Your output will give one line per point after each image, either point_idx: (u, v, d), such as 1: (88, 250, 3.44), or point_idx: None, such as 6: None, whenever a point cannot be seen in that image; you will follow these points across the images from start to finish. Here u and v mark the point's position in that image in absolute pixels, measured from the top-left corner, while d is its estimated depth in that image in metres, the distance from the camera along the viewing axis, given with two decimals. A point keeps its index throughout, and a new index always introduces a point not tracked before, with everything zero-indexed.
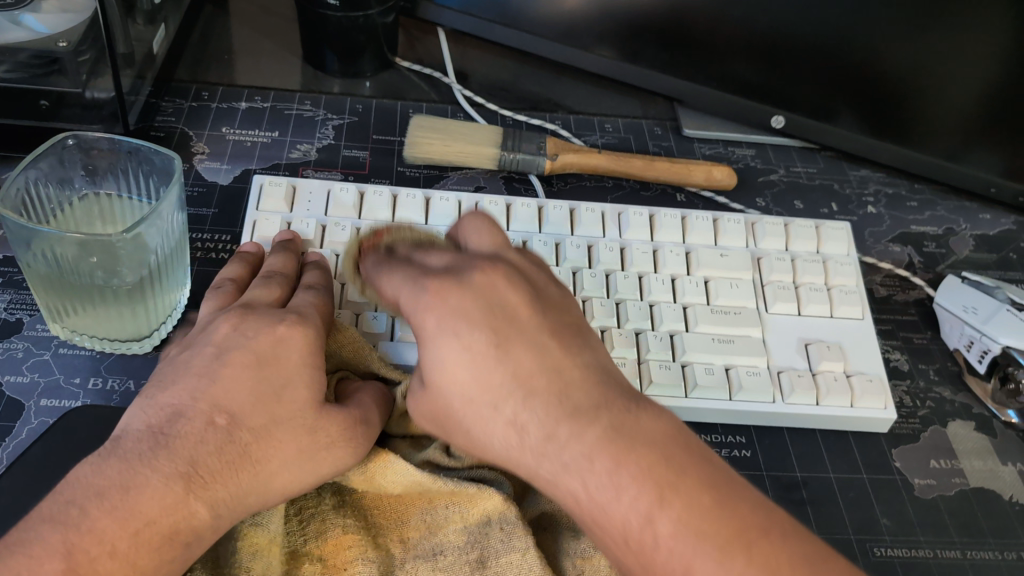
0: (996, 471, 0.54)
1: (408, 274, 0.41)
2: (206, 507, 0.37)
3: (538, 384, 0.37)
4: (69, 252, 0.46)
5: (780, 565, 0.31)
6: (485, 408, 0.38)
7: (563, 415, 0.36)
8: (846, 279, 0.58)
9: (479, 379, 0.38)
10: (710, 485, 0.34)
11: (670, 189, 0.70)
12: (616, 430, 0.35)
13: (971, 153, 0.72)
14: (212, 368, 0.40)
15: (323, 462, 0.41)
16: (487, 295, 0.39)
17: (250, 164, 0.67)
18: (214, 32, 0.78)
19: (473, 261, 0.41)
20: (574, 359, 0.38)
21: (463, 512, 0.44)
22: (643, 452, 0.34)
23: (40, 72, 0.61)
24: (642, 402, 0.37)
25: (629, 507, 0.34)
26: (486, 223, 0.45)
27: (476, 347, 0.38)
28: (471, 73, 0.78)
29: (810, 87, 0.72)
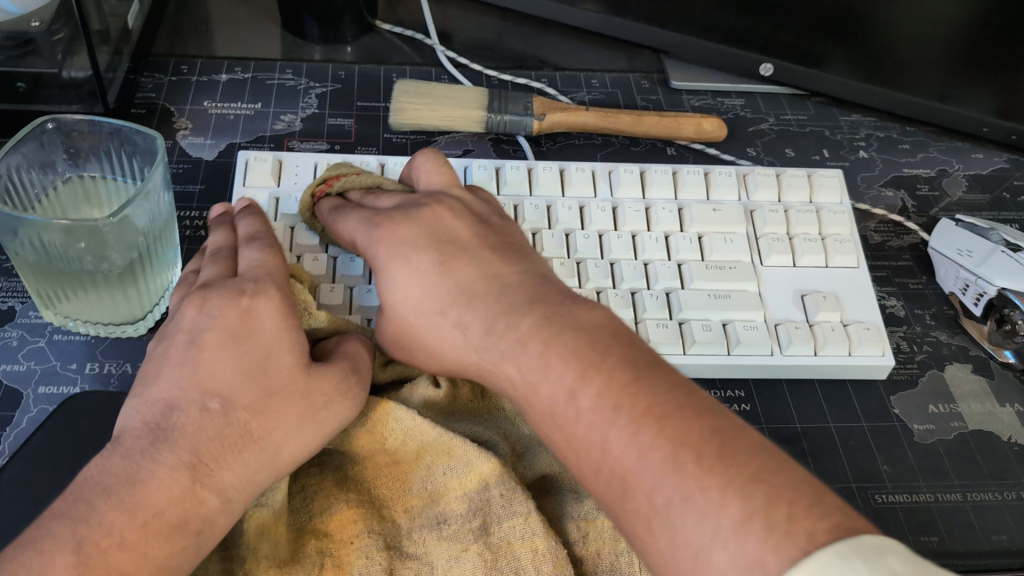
0: (994, 413, 0.54)
1: (362, 215, 0.48)
2: (215, 494, 0.37)
3: (480, 291, 0.43)
4: (56, 239, 0.46)
5: (686, 435, 0.34)
6: (434, 318, 0.43)
7: (502, 315, 0.41)
8: (841, 228, 0.57)
9: (427, 293, 0.43)
10: (630, 365, 0.37)
11: (661, 143, 0.69)
12: (548, 322, 0.40)
13: (963, 92, 0.71)
14: (190, 351, 0.40)
15: (325, 421, 0.41)
16: (431, 225, 0.45)
17: (234, 137, 0.66)
18: (189, 2, 0.76)
19: (420, 200, 0.48)
20: (515, 270, 0.44)
21: (460, 477, 0.43)
22: (571, 338, 0.39)
23: (15, 54, 0.59)
24: (579, 300, 0.42)
25: (556, 385, 0.38)
26: (435, 161, 0.51)
27: (421, 266, 0.44)
28: (454, 33, 0.77)
29: (800, 32, 0.71)
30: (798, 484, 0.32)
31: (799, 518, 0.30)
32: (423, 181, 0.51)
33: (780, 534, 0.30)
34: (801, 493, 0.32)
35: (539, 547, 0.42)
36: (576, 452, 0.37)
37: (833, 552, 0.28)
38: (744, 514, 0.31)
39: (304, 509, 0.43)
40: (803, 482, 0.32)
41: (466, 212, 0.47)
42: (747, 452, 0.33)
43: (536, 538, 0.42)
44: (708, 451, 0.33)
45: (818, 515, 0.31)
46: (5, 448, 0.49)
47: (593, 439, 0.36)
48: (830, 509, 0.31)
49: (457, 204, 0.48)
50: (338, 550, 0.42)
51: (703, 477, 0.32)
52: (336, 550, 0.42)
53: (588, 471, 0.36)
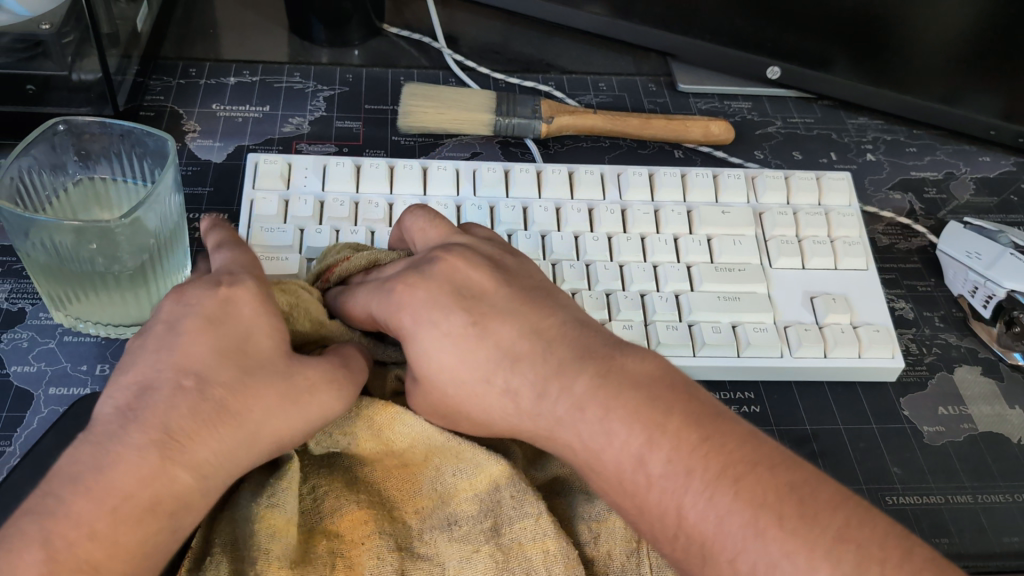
0: (1003, 415, 0.54)
1: (373, 288, 0.45)
2: (187, 471, 0.36)
3: (523, 352, 0.41)
4: (68, 241, 0.46)
5: (767, 498, 0.34)
6: (480, 385, 0.42)
7: (552, 375, 0.40)
8: (850, 230, 0.57)
9: (467, 360, 0.42)
10: (695, 424, 0.37)
11: (668, 146, 0.69)
12: (603, 380, 0.39)
13: (970, 95, 0.71)
14: (168, 339, 0.39)
15: (309, 404, 0.40)
16: (451, 281, 0.44)
17: (242, 140, 0.66)
18: (197, 6, 0.77)
19: (430, 254, 0.46)
20: (551, 321, 0.43)
21: (470, 478, 0.43)
22: (631, 397, 0.38)
23: (24, 56, 0.59)
24: (626, 349, 0.41)
25: (623, 451, 0.37)
26: (428, 218, 0.49)
27: (454, 331, 0.42)
28: (461, 36, 0.77)
29: (806, 35, 0.72)
30: (881, 536, 0.33)
31: (894, 574, 0.32)
32: (420, 240, 0.49)
33: None
34: (888, 543, 0.33)
35: (551, 548, 0.42)
36: (647, 516, 0.37)
37: None
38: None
39: (314, 510, 0.43)
40: (881, 528, 0.34)
41: (477, 258, 0.46)
42: (830, 509, 0.34)
43: (548, 539, 0.42)
44: (791, 513, 0.34)
45: (910, 572, 0.32)
46: (16, 449, 0.49)
47: (667, 506, 0.36)
48: (919, 562, 0.32)
49: (471, 253, 0.46)
50: (350, 551, 0.42)
51: (791, 543, 0.33)
52: (346, 550, 0.42)
53: (662, 535, 0.36)
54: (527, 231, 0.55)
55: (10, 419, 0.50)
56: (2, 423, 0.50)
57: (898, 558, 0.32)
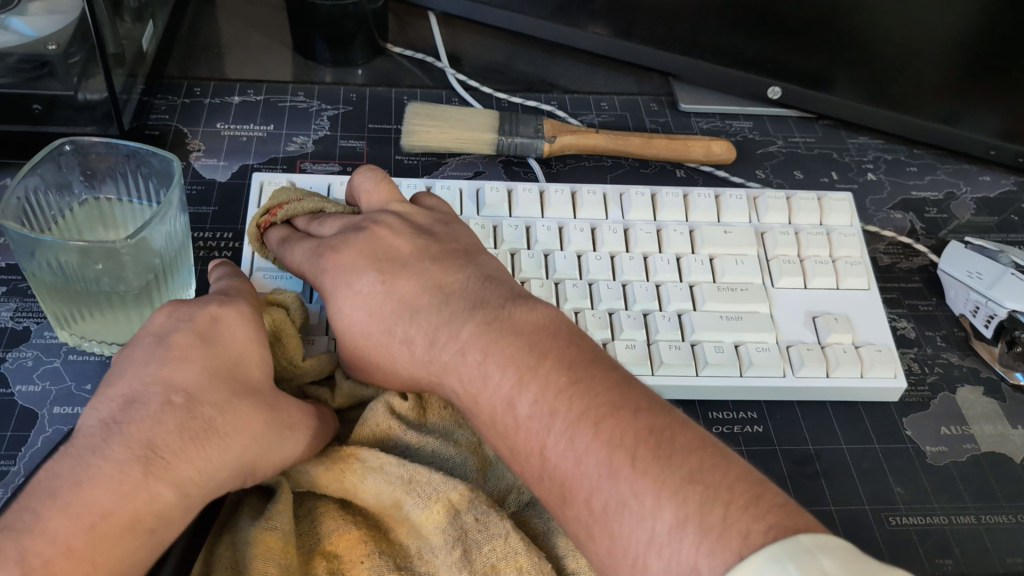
0: (1006, 435, 0.54)
1: (306, 245, 0.49)
2: (171, 488, 0.36)
3: (421, 304, 0.44)
4: (73, 261, 0.46)
5: (620, 438, 0.35)
6: (382, 336, 0.44)
7: (442, 325, 0.42)
8: (851, 250, 0.58)
9: (372, 313, 0.45)
10: (567, 368, 0.38)
11: (670, 166, 0.69)
12: (487, 327, 0.41)
13: (968, 116, 0.72)
14: (155, 352, 0.39)
15: (287, 441, 0.41)
16: (370, 246, 0.47)
17: (247, 159, 0.66)
18: (202, 27, 0.77)
19: (360, 223, 0.49)
20: (454, 278, 0.45)
21: (427, 511, 0.42)
22: (509, 343, 0.40)
23: (30, 77, 0.60)
24: (520, 302, 0.43)
25: (496, 393, 0.39)
26: (372, 179, 0.52)
27: (364, 287, 0.45)
28: (464, 57, 0.78)
29: (804, 54, 0.72)
30: (731, 483, 0.34)
31: (736, 518, 0.32)
32: (365, 201, 0.52)
33: (715, 536, 0.32)
34: (736, 490, 0.33)
35: (524, 566, 0.41)
36: (518, 457, 0.38)
37: (769, 555, 0.30)
38: (678, 518, 0.33)
39: (311, 530, 0.43)
40: (737, 479, 0.34)
41: (404, 227, 0.48)
42: (683, 453, 0.35)
43: (520, 557, 0.41)
44: (643, 453, 0.35)
45: (753, 514, 0.32)
46: (20, 469, 0.49)
47: (533, 446, 0.37)
48: (770, 506, 0.33)
49: (398, 221, 0.49)
50: (350, 569, 0.42)
51: (639, 481, 0.34)
52: (346, 570, 0.42)
53: (530, 475, 0.38)
54: (529, 250, 0.56)
55: (15, 438, 0.50)
56: (7, 443, 0.50)
57: (741, 500, 0.33)
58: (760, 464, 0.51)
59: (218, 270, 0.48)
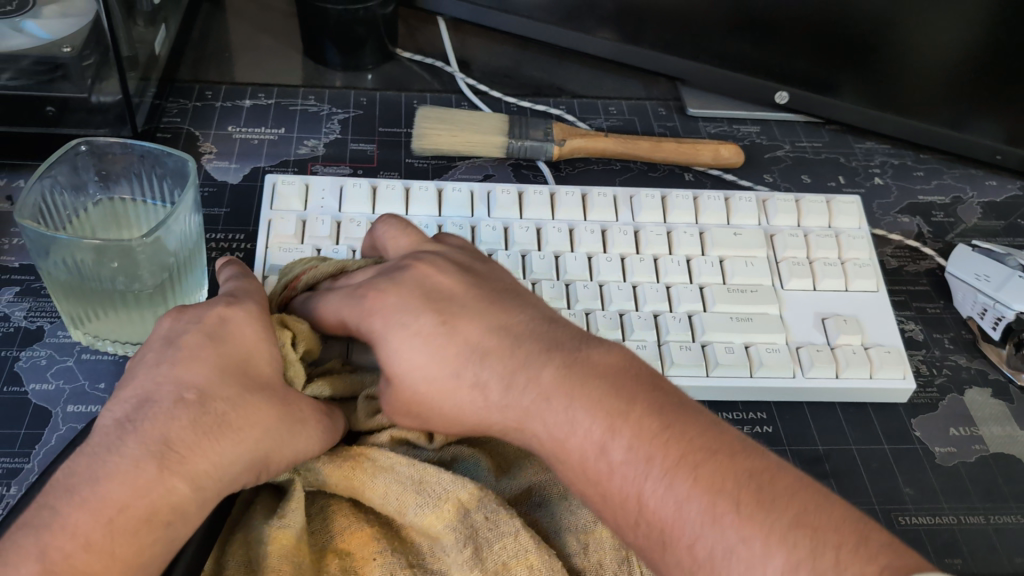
0: (1014, 436, 0.55)
1: (343, 291, 0.46)
2: (186, 482, 0.36)
3: (492, 347, 0.42)
4: (88, 259, 0.46)
5: (723, 485, 0.35)
6: (450, 380, 0.42)
7: (520, 368, 0.41)
8: (860, 252, 0.58)
9: (436, 356, 0.42)
10: (657, 413, 0.38)
11: (678, 169, 0.70)
12: (568, 370, 0.40)
13: (974, 121, 0.72)
14: (167, 352, 0.40)
15: (298, 437, 0.41)
16: (420, 285, 0.45)
17: (258, 162, 0.67)
18: (213, 31, 0.78)
19: (400, 263, 0.47)
20: (518, 319, 0.44)
21: (436, 510, 0.43)
22: (595, 387, 0.39)
23: (44, 79, 0.60)
24: (592, 343, 0.42)
25: (585, 439, 0.38)
26: (399, 226, 0.51)
27: (424, 329, 0.42)
28: (472, 61, 0.78)
29: (811, 59, 0.73)
30: (838, 526, 0.34)
31: (846, 562, 0.33)
32: (392, 247, 0.50)
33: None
34: (844, 533, 0.34)
35: (534, 564, 0.41)
36: (609, 503, 0.38)
37: None
38: (792, 563, 0.33)
39: (323, 529, 0.44)
40: (842, 520, 0.35)
41: (448, 266, 0.47)
42: (788, 497, 0.35)
43: (530, 555, 0.42)
44: (748, 499, 0.35)
45: (863, 556, 0.33)
46: (33, 466, 0.49)
47: (629, 492, 0.37)
48: (873, 547, 0.33)
49: (442, 261, 0.47)
50: (361, 568, 0.42)
51: (747, 528, 0.34)
52: (358, 568, 0.42)
53: (625, 522, 0.38)
54: (540, 251, 0.56)
55: (30, 436, 0.51)
56: (21, 441, 0.50)
57: (851, 543, 0.33)
58: None
59: (227, 269, 0.48)
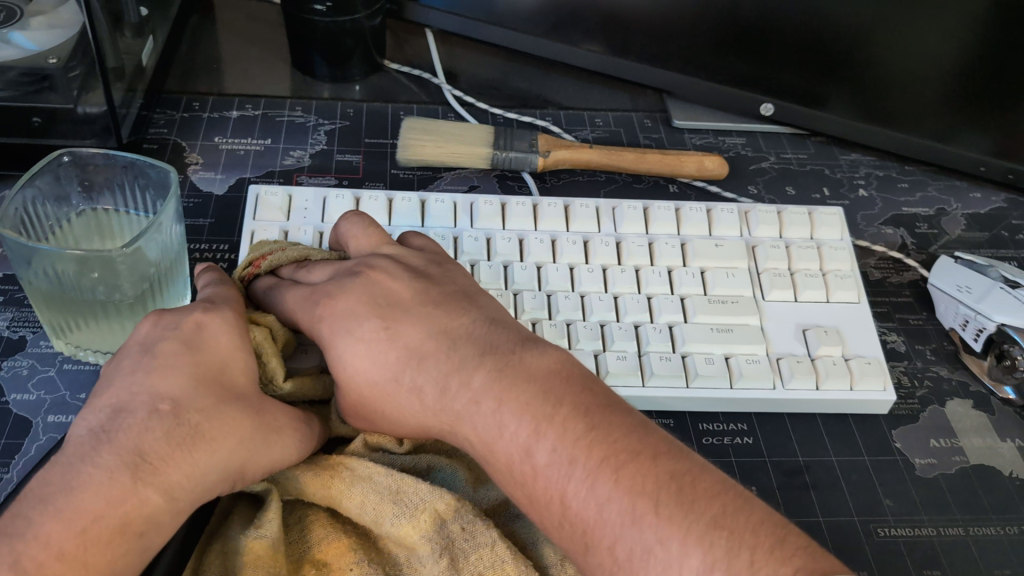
0: (995, 448, 0.55)
1: (299, 292, 0.48)
2: (159, 493, 0.36)
3: (429, 351, 0.43)
4: (69, 270, 0.46)
5: (643, 487, 0.36)
6: (389, 385, 0.43)
7: (453, 372, 0.42)
8: (842, 264, 0.58)
9: (377, 361, 0.43)
10: (582, 415, 0.39)
11: (663, 181, 0.70)
12: (499, 374, 0.41)
13: (962, 133, 0.73)
14: (142, 360, 0.40)
15: (273, 446, 0.41)
16: (369, 291, 0.46)
17: (244, 172, 0.67)
18: (202, 42, 0.78)
19: (354, 268, 0.48)
20: (459, 324, 0.44)
21: (413, 521, 0.42)
22: (523, 391, 0.40)
23: (31, 90, 0.60)
24: (528, 345, 0.43)
25: (512, 442, 0.39)
26: (362, 223, 0.52)
27: (367, 336, 0.44)
28: (460, 73, 0.79)
29: (796, 72, 0.73)
30: (755, 526, 0.35)
31: (759, 564, 0.34)
32: (353, 246, 0.51)
33: None
34: (761, 534, 0.35)
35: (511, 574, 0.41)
36: (536, 503, 0.39)
37: None
38: (707, 562, 0.34)
39: (299, 540, 0.43)
40: (761, 521, 0.36)
41: (400, 271, 0.48)
42: (706, 498, 0.36)
43: (507, 565, 0.41)
44: (666, 501, 0.36)
45: (778, 556, 0.34)
46: (12, 477, 0.49)
47: (553, 494, 0.38)
48: (792, 549, 0.35)
49: (393, 265, 0.48)
50: None
51: (664, 528, 0.35)
52: None
53: (549, 522, 0.39)
54: (522, 262, 0.56)
55: (9, 446, 0.51)
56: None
57: (766, 543, 0.34)
58: (749, 476, 0.52)
59: (202, 278, 0.48)
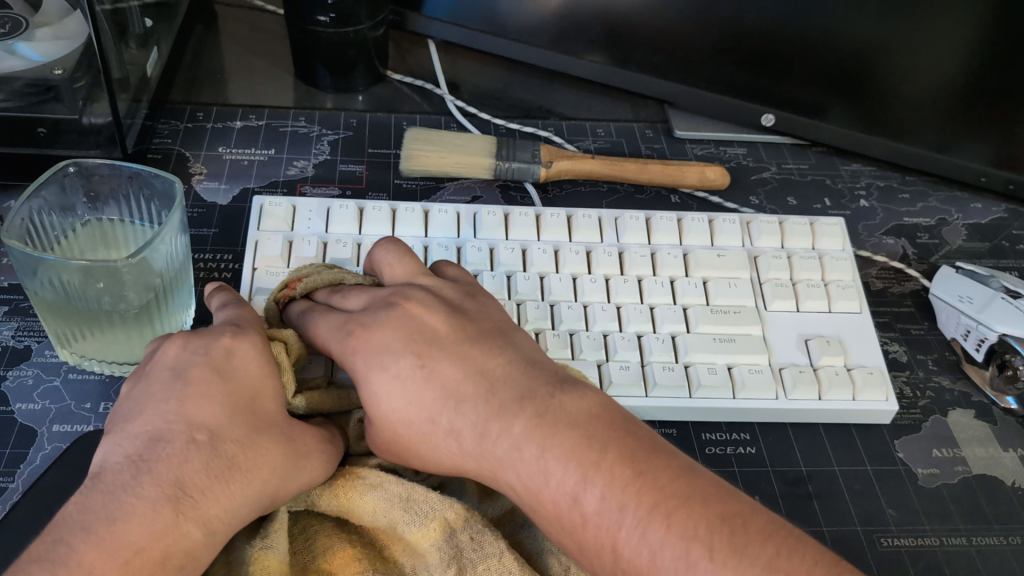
0: (997, 458, 0.55)
1: (333, 322, 0.47)
2: (199, 527, 0.36)
3: (466, 393, 0.42)
4: (75, 280, 0.47)
5: (696, 532, 0.36)
6: (426, 426, 0.42)
7: (493, 416, 0.41)
8: (844, 274, 0.59)
9: (414, 401, 0.43)
10: (628, 460, 0.39)
11: (665, 192, 0.70)
12: (541, 418, 0.40)
13: (961, 144, 0.73)
14: (174, 387, 0.40)
15: (306, 471, 0.42)
16: (406, 325, 0.45)
17: (248, 183, 0.67)
18: (205, 53, 0.79)
19: (389, 298, 0.47)
20: (497, 362, 0.44)
21: (423, 529, 0.42)
22: (567, 436, 0.39)
23: (36, 101, 0.61)
24: (567, 387, 0.42)
25: (559, 489, 0.39)
26: (396, 252, 0.51)
27: (404, 373, 0.43)
28: (462, 83, 0.79)
29: (798, 84, 0.74)
30: (809, 568, 0.35)
31: None
32: (387, 274, 0.50)
33: None
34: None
35: None
36: (585, 550, 0.38)
37: None
38: None
39: (306, 549, 0.43)
40: (814, 564, 0.35)
41: (437, 303, 0.47)
42: (760, 541, 0.36)
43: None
44: (721, 547, 0.35)
45: None
46: (17, 486, 0.49)
47: (604, 542, 0.37)
48: None
49: (429, 297, 0.47)
50: None
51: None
52: None
53: (601, 568, 0.38)
54: (524, 273, 0.56)
55: (14, 456, 0.51)
56: (5, 460, 0.50)
57: None
58: (752, 486, 0.52)
59: (217, 295, 0.49)
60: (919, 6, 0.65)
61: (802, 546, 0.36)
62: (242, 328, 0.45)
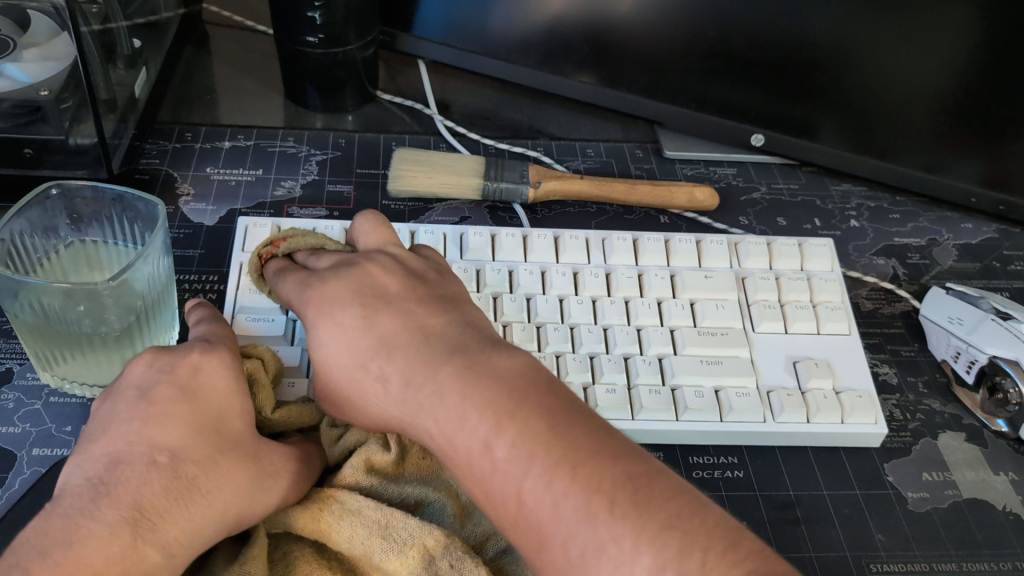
0: (988, 482, 0.54)
1: (298, 276, 0.47)
2: (158, 551, 0.36)
3: (402, 342, 0.42)
4: (56, 303, 0.46)
5: (597, 484, 0.35)
6: (359, 371, 0.43)
7: (421, 364, 0.41)
8: (832, 295, 0.58)
9: (352, 349, 0.43)
10: (543, 414, 0.38)
11: (654, 212, 0.70)
12: (467, 372, 0.40)
13: (953, 164, 0.73)
14: (139, 408, 0.40)
15: (269, 491, 0.41)
16: (360, 283, 0.45)
17: (235, 204, 0.67)
18: (195, 73, 0.79)
19: (354, 259, 0.47)
20: (438, 321, 0.43)
21: (400, 557, 0.42)
22: (487, 388, 0.39)
23: (24, 121, 0.60)
24: (499, 348, 0.42)
25: (472, 436, 0.38)
26: (376, 223, 0.50)
27: (349, 322, 0.43)
28: (453, 103, 0.79)
29: (785, 104, 0.74)
30: (708, 530, 0.34)
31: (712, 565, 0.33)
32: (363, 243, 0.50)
33: None
34: (715, 536, 0.34)
35: None
36: (492, 502, 0.38)
37: None
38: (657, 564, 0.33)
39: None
40: (715, 525, 0.34)
41: (398, 270, 0.47)
42: (661, 500, 0.35)
43: None
44: (621, 500, 0.35)
45: (730, 561, 0.33)
46: None
47: (509, 491, 0.37)
48: (745, 552, 0.33)
49: (392, 263, 0.47)
50: None
51: (619, 527, 0.34)
52: None
53: (504, 520, 0.38)
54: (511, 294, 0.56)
55: None
56: None
57: (720, 547, 0.33)
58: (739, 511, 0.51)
59: (195, 310, 0.48)
60: (902, 25, 0.65)
61: (702, 509, 0.35)
62: (214, 347, 0.44)
